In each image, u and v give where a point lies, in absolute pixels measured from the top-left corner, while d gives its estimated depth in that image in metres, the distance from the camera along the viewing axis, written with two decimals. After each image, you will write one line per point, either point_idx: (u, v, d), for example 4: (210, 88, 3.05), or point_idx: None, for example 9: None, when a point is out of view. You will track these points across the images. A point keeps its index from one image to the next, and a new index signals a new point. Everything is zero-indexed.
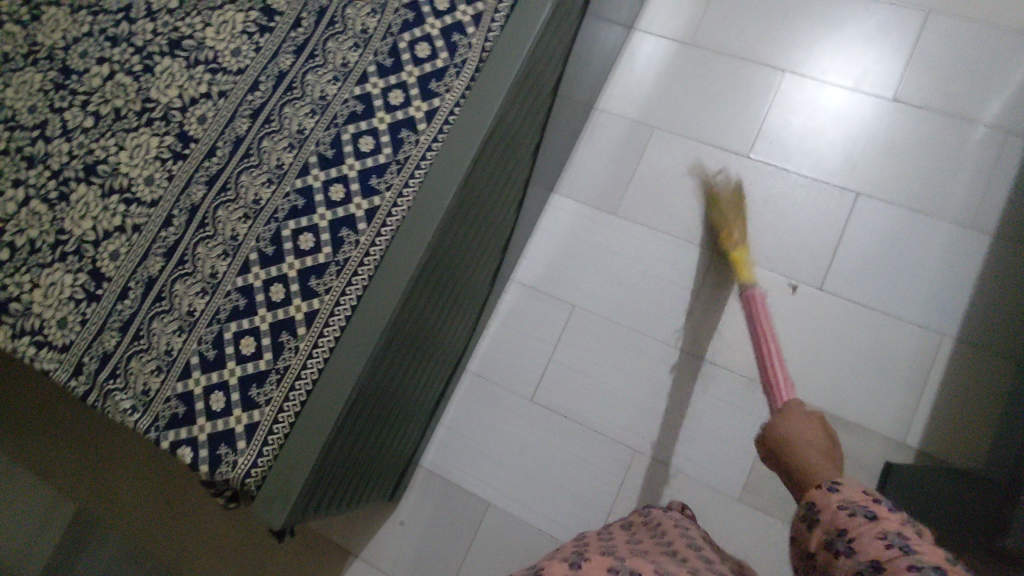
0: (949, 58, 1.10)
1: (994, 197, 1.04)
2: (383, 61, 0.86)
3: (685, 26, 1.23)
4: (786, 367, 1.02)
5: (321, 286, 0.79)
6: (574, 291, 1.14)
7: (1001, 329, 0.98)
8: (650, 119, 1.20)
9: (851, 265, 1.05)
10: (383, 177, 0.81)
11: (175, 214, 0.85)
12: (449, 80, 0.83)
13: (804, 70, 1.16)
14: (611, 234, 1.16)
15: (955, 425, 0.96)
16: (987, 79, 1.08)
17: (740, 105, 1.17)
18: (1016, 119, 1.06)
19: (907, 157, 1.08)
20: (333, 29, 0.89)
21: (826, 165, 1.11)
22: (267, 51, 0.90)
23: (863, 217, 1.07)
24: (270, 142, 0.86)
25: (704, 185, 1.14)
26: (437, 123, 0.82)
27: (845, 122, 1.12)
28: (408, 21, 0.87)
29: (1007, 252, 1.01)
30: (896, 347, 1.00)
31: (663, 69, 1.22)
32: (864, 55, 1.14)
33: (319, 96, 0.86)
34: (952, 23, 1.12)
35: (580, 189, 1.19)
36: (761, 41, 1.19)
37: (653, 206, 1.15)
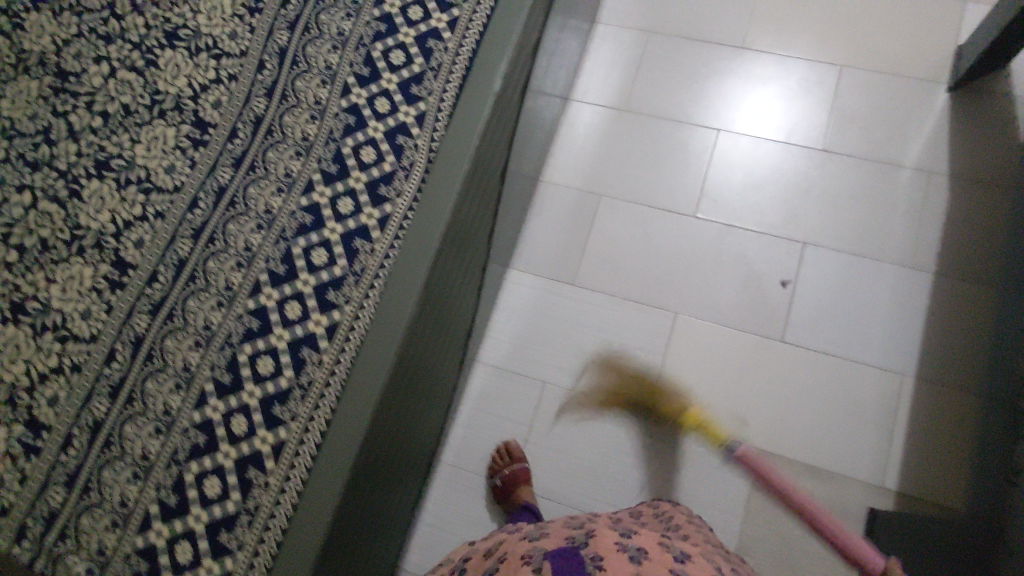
0: (867, 107, 1.17)
1: (930, 235, 1.09)
2: (328, 169, 0.83)
3: (619, 94, 1.27)
4: (755, 424, 1.05)
5: (287, 413, 0.74)
6: (544, 366, 1.13)
7: (958, 362, 1.02)
8: (596, 187, 1.22)
9: (808, 314, 1.09)
10: (341, 290, 0.78)
11: (119, 348, 0.80)
12: (399, 184, 0.81)
13: (737, 129, 1.21)
14: (574, 304, 1.16)
15: (930, 461, 0.99)
16: (905, 125, 1.15)
17: (680, 167, 1.21)
18: (938, 159, 1.12)
19: (845, 203, 1.13)
20: (271, 139, 0.86)
21: (770, 219, 1.15)
22: (203, 166, 0.86)
23: (813, 265, 1.11)
24: (216, 262, 0.82)
25: (659, 248, 1.16)
26: (392, 229, 0.80)
27: (782, 174, 1.17)
28: (350, 125, 0.85)
29: (950, 286, 1.06)
30: (861, 390, 1.04)
31: (602, 137, 1.25)
32: (790, 110, 1.20)
33: (264, 208, 0.83)
34: (865, 75, 1.19)
35: (536, 263, 1.19)
36: (692, 104, 1.24)
37: (611, 273, 1.16)
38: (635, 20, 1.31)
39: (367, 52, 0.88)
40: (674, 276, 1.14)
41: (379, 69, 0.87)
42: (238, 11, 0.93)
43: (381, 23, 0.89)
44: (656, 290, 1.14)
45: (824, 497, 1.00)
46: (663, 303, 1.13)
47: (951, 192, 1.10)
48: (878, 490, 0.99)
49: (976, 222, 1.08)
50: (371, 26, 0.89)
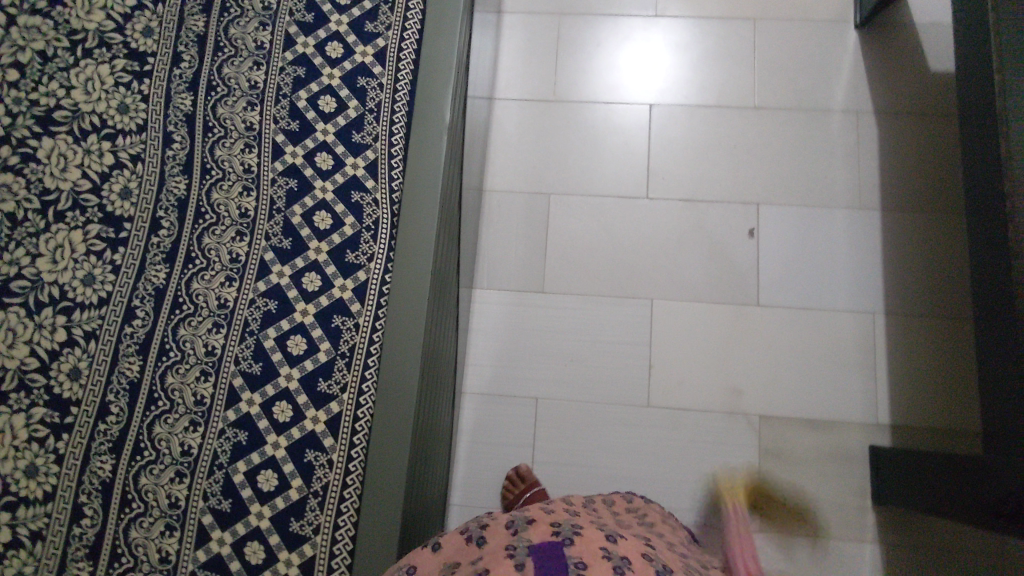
0: (786, 58, 1.19)
1: (870, 175, 1.13)
2: (280, 244, 0.74)
3: (543, 83, 1.21)
4: (752, 392, 1.07)
5: (307, 526, 0.68)
6: (532, 382, 1.09)
7: (918, 291, 1.08)
8: (543, 186, 1.17)
9: (775, 274, 1.11)
10: (332, 377, 0.71)
11: (84, 501, 0.68)
12: (367, 246, 0.74)
13: (669, 100, 1.19)
14: (547, 311, 1.12)
15: (913, 389, 1.05)
16: (825, 70, 1.18)
17: (622, 148, 1.18)
18: (861, 99, 1.16)
19: (785, 159, 1.15)
20: (204, 222, 0.75)
21: (720, 186, 1.15)
22: (129, 267, 0.74)
23: (770, 224, 1.12)
24: (176, 376, 0.71)
25: (619, 237, 1.14)
26: (372, 299, 0.72)
27: (721, 139, 1.16)
28: (293, 190, 0.76)
29: (896, 221, 1.11)
30: (839, 337, 1.08)
31: (536, 132, 1.19)
32: (716, 72, 1.19)
33: (217, 303, 0.73)
34: (778, 26, 1.20)
35: (500, 277, 1.13)
36: (620, 81, 1.20)
37: (579, 272, 1.13)
38: (542, 3, 1.25)
39: (291, 103, 0.78)
40: (640, 263, 1.13)
41: (310, 121, 0.78)
42: (122, 78, 0.79)
43: (298, 68, 0.79)
44: (627, 281, 1.12)
45: (828, 447, 1.04)
46: (636, 292, 1.12)
47: (881, 129, 1.14)
48: (873, 429, 1.04)
49: (907, 154, 1.13)
50: (288, 72, 0.79)
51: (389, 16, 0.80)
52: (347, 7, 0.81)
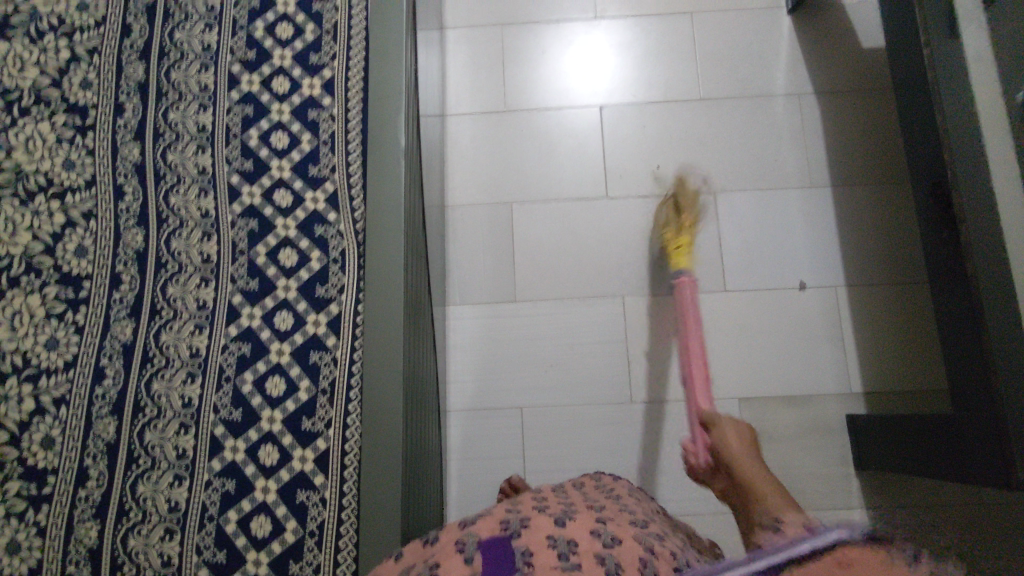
0: (724, 48, 1.22)
1: (817, 153, 1.16)
2: (247, 286, 0.74)
3: (491, 95, 1.22)
4: (728, 375, 1.09)
5: (307, 566, 0.67)
6: (515, 391, 1.10)
7: (873, 260, 1.12)
8: (503, 196, 1.18)
9: (738, 257, 1.13)
10: (315, 414, 0.70)
11: (73, 570, 0.66)
12: (336, 278, 0.73)
13: (616, 99, 1.21)
14: (522, 319, 1.12)
15: (881, 355, 1.08)
16: (764, 56, 1.21)
17: (576, 151, 1.19)
18: (801, 81, 1.19)
19: (736, 145, 1.18)
20: (166, 272, 0.74)
21: (676, 178, 1.17)
22: (93, 327, 0.72)
23: (727, 211, 1.15)
24: (154, 432, 0.70)
25: (583, 238, 1.15)
26: (347, 331, 0.72)
27: (671, 131, 1.19)
28: (255, 230, 0.75)
29: (846, 195, 1.15)
30: (806, 312, 1.11)
31: (490, 143, 1.20)
32: (659, 68, 1.22)
33: (190, 353, 0.72)
34: (713, 18, 1.23)
35: (470, 292, 1.14)
36: (568, 85, 1.22)
37: (547, 277, 1.14)
38: (482, 16, 1.26)
39: (242, 143, 0.78)
40: (607, 262, 1.14)
41: (264, 159, 0.77)
42: (64, 134, 0.78)
43: (245, 106, 0.79)
44: (596, 280, 1.14)
45: (808, 420, 1.07)
46: (607, 290, 1.13)
47: (823, 109, 1.18)
48: (848, 397, 1.07)
49: (849, 131, 1.17)
50: (236, 112, 0.79)
51: (332, 46, 0.80)
52: (289, 41, 0.81)
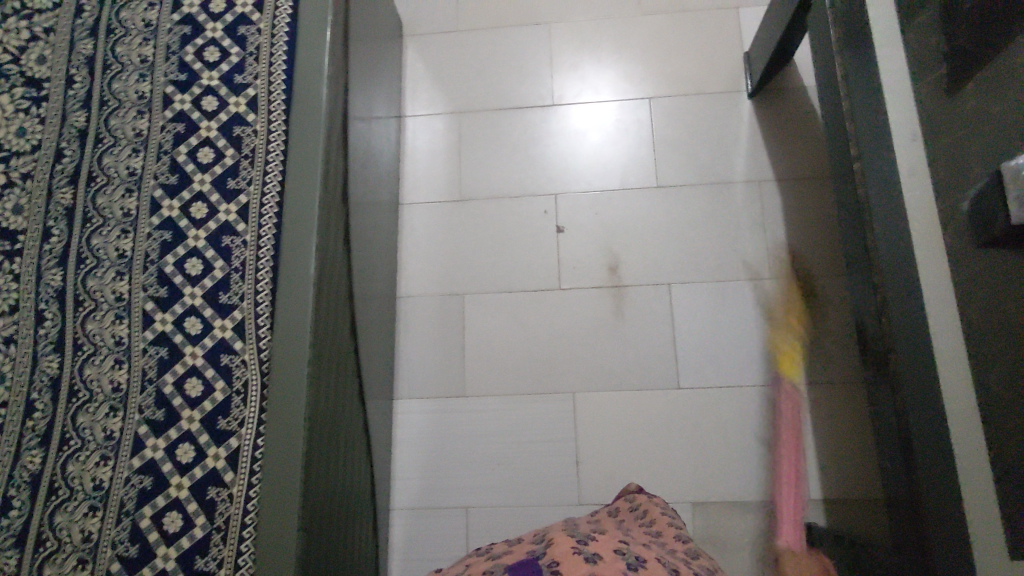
0: (685, 133, 1.20)
1: (777, 243, 1.13)
2: (153, 416, 0.74)
3: (449, 184, 1.22)
4: (682, 479, 1.05)
5: None
6: (461, 490, 1.08)
7: (836, 358, 1.07)
8: (456, 287, 1.17)
9: (693, 353, 1.10)
10: (209, 553, 0.70)
11: None
12: (237, 411, 0.74)
13: (572, 187, 1.19)
14: (470, 413, 1.11)
15: (842, 460, 1.03)
16: (723, 142, 1.18)
17: (530, 240, 1.18)
18: (761, 168, 1.16)
19: (695, 234, 1.15)
20: (77, 400, 0.75)
21: (631, 268, 1.14)
22: (5, 455, 0.74)
23: (683, 304, 1.12)
24: (54, 566, 0.71)
25: (535, 331, 1.13)
26: (245, 466, 0.72)
27: (627, 220, 1.17)
28: (164, 358, 0.75)
29: (805, 287, 1.11)
30: (764, 411, 1.06)
31: (444, 232, 1.20)
32: (617, 154, 1.20)
33: (93, 485, 0.72)
34: (673, 101, 1.21)
35: (419, 386, 1.13)
36: (523, 173, 1.21)
37: (497, 373, 1.12)
38: (442, 104, 1.27)
39: (159, 269, 0.78)
40: (559, 355, 1.12)
41: (177, 286, 0.77)
42: None
43: (163, 230, 0.79)
44: (546, 373, 1.11)
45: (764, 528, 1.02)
46: (557, 386, 1.11)
47: (783, 196, 1.15)
48: (806, 505, 1.02)
49: (812, 220, 1.13)
50: (154, 237, 0.79)
51: (250, 171, 0.80)
52: (209, 165, 0.81)
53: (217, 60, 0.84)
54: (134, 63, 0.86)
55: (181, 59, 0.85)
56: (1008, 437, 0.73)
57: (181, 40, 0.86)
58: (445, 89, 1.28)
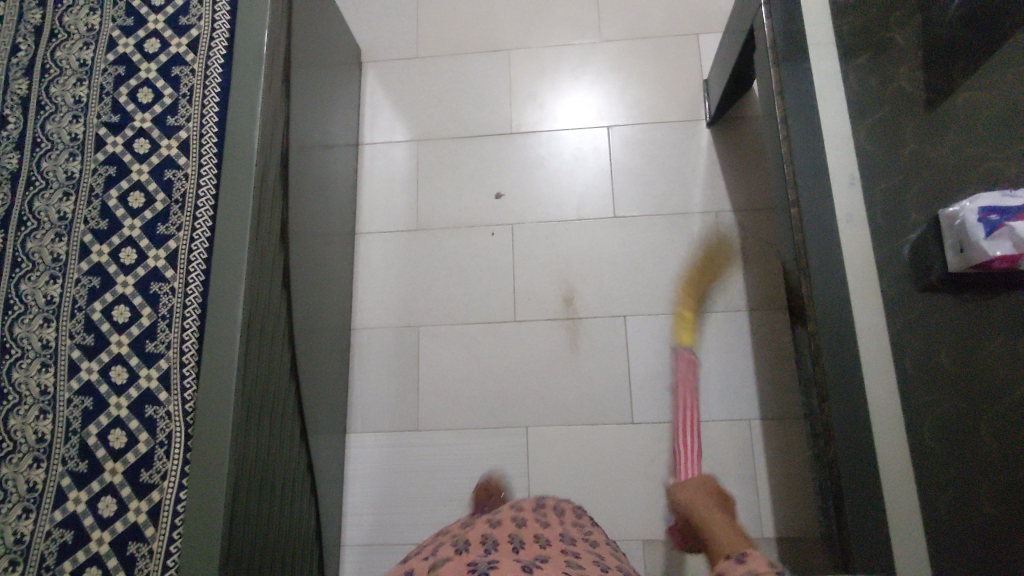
0: (642, 163, 1.18)
1: (733, 274, 1.12)
2: (76, 467, 0.73)
3: (406, 213, 1.21)
4: (635, 516, 1.04)
5: None
6: (412, 526, 1.07)
7: (792, 393, 1.06)
8: (411, 319, 1.16)
9: (647, 388, 1.09)
10: None
11: None
12: (160, 464, 0.72)
13: (529, 216, 1.18)
14: (422, 449, 1.10)
15: (795, 498, 1.02)
16: (681, 173, 1.17)
17: (485, 272, 1.16)
18: (719, 199, 1.15)
19: (651, 265, 1.14)
20: (2, 451, 0.74)
21: (587, 300, 1.13)
22: None
23: (638, 338, 1.11)
24: None
25: (490, 365, 1.12)
26: (166, 522, 0.71)
27: (584, 250, 1.15)
28: (88, 409, 0.74)
29: (764, 321, 1.09)
30: (718, 447, 1.05)
31: (401, 263, 1.19)
32: (575, 184, 1.19)
33: (14, 539, 0.72)
34: (631, 130, 1.20)
35: (372, 421, 1.12)
36: (480, 203, 1.20)
37: (451, 408, 1.11)
38: (401, 132, 1.26)
39: (86, 316, 0.77)
40: (513, 389, 1.11)
41: (104, 333, 0.76)
42: None
43: (92, 276, 0.78)
44: (499, 408, 1.10)
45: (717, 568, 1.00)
46: (511, 421, 1.10)
47: (740, 227, 1.13)
48: (759, 544, 1.01)
49: (769, 252, 1.12)
50: (83, 284, 0.78)
51: (179, 217, 0.79)
52: (139, 210, 0.80)
53: (150, 102, 0.83)
54: (68, 104, 0.85)
55: (115, 101, 0.84)
56: (942, 491, 0.71)
57: (115, 80, 0.85)
58: (403, 117, 1.27)
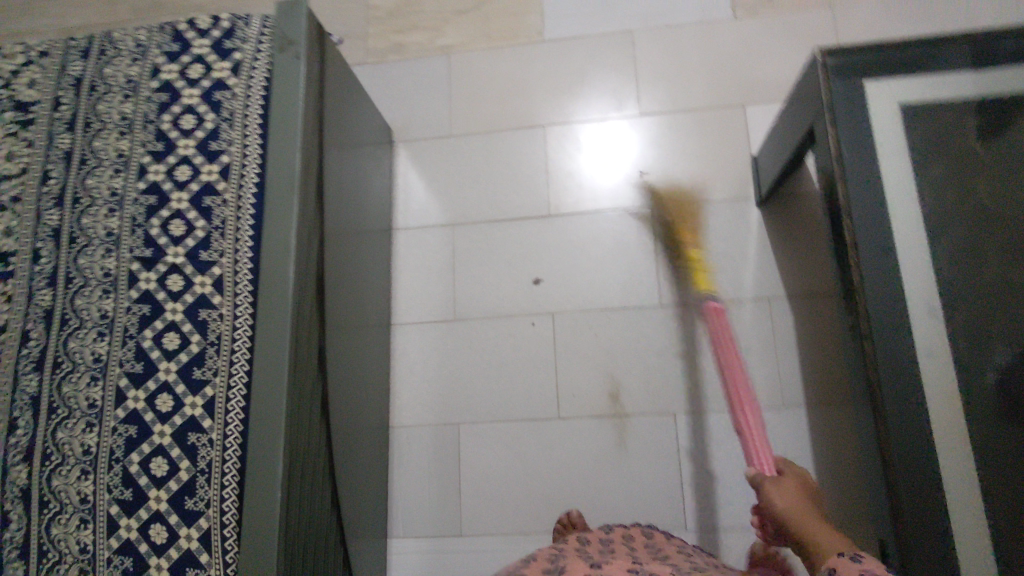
0: (689, 245, 1.13)
1: (790, 366, 1.06)
2: None
3: (442, 301, 1.18)
4: None
5: None
6: None
7: (857, 499, 1.00)
8: (452, 415, 1.12)
9: (701, 490, 1.03)
10: None
11: None
12: None
13: (570, 304, 1.13)
14: (468, 555, 1.06)
15: None
16: (731, 255, 1.11)
17: (527, 364, 1.12)
18: (771, 284, 1.09)
19: (702, 357, 1.08)
20: None
21: (635, 394, 1.08)
22: None
23: (691, 436, 1.05)
24: None
25: (534, 465, 1.08)
26: None
27: (629, 340, 1.10)
28: (129, 570, 0.72)
29: (823, 418, 1.03)
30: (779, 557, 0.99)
31: (440, 354, 1.15)
32: (617, 268, 1.14)
33: None
34: (676, 209, 1.15)
35: (415, 524, 1.08)
36: (519, 290, 1.16)
37: (495, 510, 1.07)
38: (436, 213, 1.22)
39: (123, 468, 0.74)
40: (559, 491, 1.06)
41: (143, 487, 0.73)
42: None
43: (129, 424, 0.75)
44: (546, 511, 1.06)
45: None
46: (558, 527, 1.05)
47: (795, 314, 1.07)
48: None
49: (827, 343, 1.06)
50: (119, 433, 0.75)
51: (216, 360, 0.76)
52: (174, 353, 0.77)
53: (183, 235, 0.81)
54: (99, 236, 0.82)
55: (147, 233, 0.82)
56: None
57: (147, 210, 0.82)
58: (438, 198, 1.23)
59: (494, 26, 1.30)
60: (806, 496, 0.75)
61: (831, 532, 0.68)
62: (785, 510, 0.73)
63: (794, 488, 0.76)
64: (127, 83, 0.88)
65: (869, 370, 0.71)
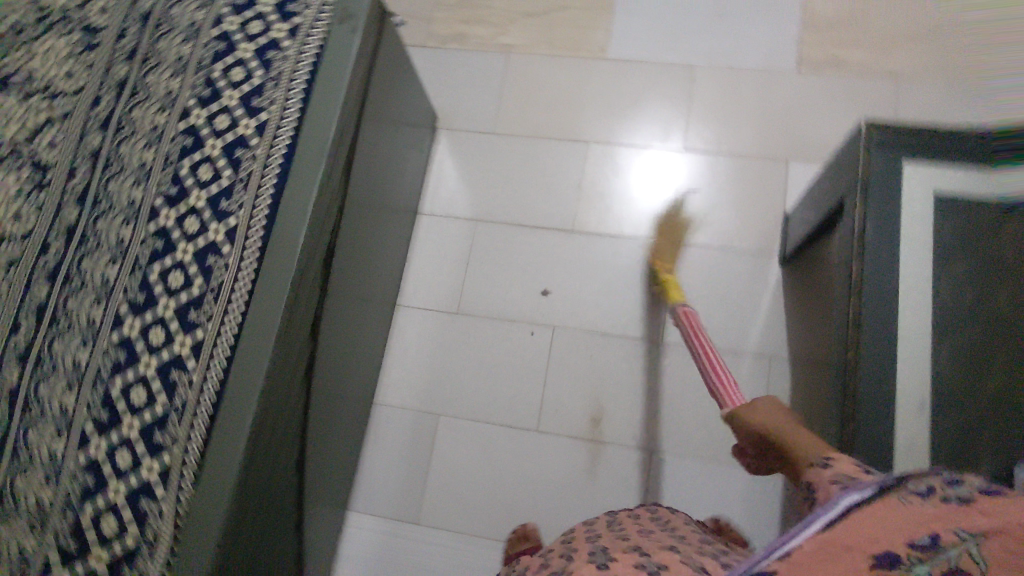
0: (703, 288, 1.12)
1: None
2: (67, 545, 0.74)
3: (449, 293, 1.19)
4: None
5: None
6: None
7: None
8: (434, 405, 1.13)
9: None
10: None
11: None
12: (143, 563, 0.73)
13: (572, 322, 1.14)
14: (419, 544, 1.07)
15: None
16: (742, 308, 1.10)
17: (517, 371, 1.13)
18: (775, 345, 1.07)
19: (691, 402, 1.07)
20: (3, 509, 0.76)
21: (617, 424, 1.08)
22: None
23: (662, 477, 1.05)
24: None
25: (502, 472, 1.09)
26: None
27: (623, 370, 1.10)
28: (89, 487, 0.75)
29: (798, 490, 1.01)
30: None
31: (436, 343, 1.17)
32: (627, 297, 1.13)
33: None
34: (698, 250, 1.13)
35: (376, 502, 1.10)
36: (526, 297, 1.16)
37: (454, 507, 1.08)
38: (462, 206, 1.23)
39: (106, 390, 0.77)
40: (521, 502, 1.07)
41: (119, 412, 0.76)
42: None
43: (120, 350, 0.78)
44: (503, 519, 1.06)
45: None
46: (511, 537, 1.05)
47: (793, 380, 1.05)
48: None
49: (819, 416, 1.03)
50: (110, 356, 0.78)
51: (212, 306, 0.79)
52: (176, 291, 0.80)
53: (209, 180, 0.83)
54: (132, 166, 0.86)
55: (177, 172, 0.84)
56: None
57: (181, 150, 0.85)
58: (468, 191, 1.24)
59: (558, 35, 1.31)
60: (779, 414, 0.69)
61: (813, 438, 0.62)
62: (765, 425, 0.67)
63: (766, 407, 0.71)
64: (189, 26, 0.91)
65: (844, 452, 0.71)
